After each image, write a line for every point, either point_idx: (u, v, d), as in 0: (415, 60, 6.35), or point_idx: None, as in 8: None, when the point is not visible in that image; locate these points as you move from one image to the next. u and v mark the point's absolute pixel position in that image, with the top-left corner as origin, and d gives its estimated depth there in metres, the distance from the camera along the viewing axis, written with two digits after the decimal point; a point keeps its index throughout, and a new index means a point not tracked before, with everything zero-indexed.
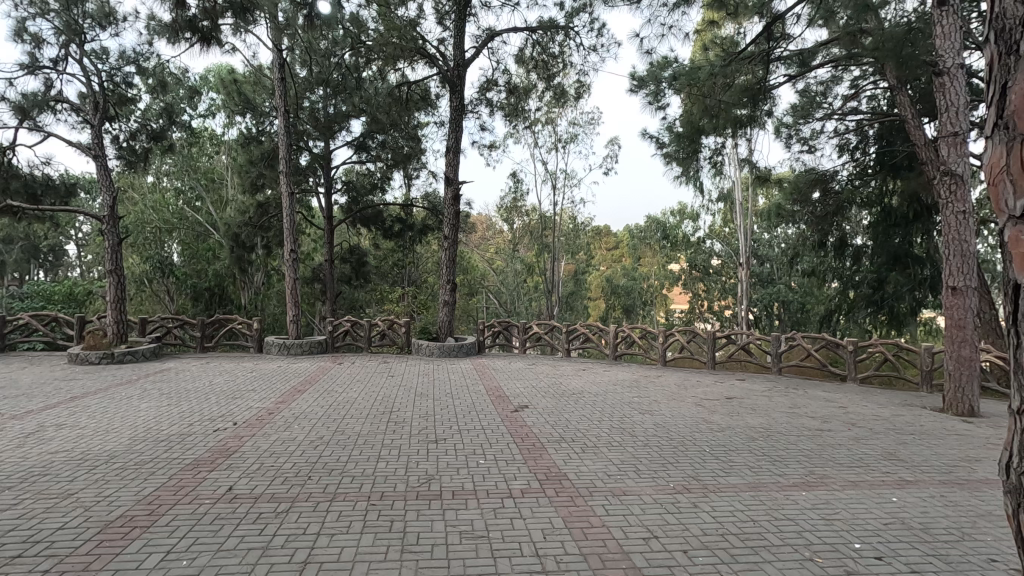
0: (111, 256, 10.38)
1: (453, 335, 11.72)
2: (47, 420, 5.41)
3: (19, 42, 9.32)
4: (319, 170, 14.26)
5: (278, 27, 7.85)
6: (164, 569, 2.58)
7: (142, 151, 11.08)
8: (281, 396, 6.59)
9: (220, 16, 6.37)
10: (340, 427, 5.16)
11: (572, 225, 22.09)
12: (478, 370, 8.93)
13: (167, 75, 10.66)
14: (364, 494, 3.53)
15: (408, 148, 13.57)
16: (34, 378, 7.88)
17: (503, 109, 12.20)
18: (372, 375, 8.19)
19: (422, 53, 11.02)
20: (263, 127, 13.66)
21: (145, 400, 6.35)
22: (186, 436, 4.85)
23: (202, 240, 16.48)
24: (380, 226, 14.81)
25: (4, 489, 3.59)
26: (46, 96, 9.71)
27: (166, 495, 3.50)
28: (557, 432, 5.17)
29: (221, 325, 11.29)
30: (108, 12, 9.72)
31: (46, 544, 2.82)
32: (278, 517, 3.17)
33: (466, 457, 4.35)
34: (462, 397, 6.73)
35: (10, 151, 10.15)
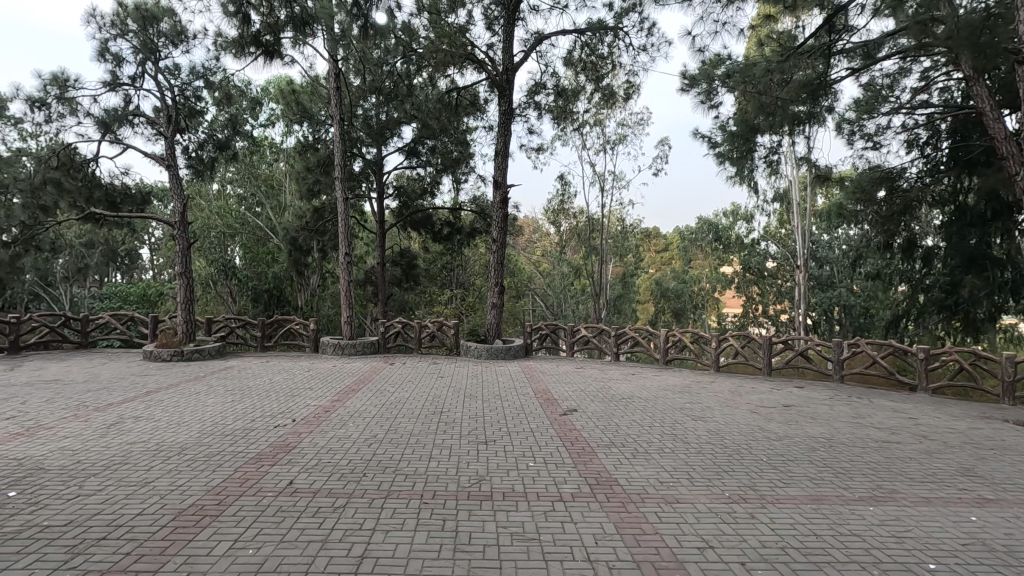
0: (182, 260, 11.04)
1: (501, 337, 11.76)
2: (125, 413, 5.80)
3: (102, 62, 10.07)
4: (372, 176, 14.69)
5: (333, 38, 8.15)
6: (232, 557, 2.72)
7: (209, 160, 11.71)
8: (336, 395, 6.81)
9: (283, 30, 6.67)
10: (392, 426, 5.28)
11: (620, 227, 21.88)
12: (527, 372, 8.94)
13: (231, 87, 11.23)
14: (416, 493, 3.60)
15: (457, 153, 13.83)
16: (114, 373, 8.47)
17: (551, 111, 12.17)
18: (422, 376, 8.35)
19: (471, 59, 11.20)
20: (319, 134, 14.17)
21: (211, 396, 6.71)
22: (250, 431, 5.09)
23: (262, 244, 17.25)
24: (430, 230, 15.09)
25: (90, 476, 3.88)
26: (125, 111, 10.43)
27: (233, 486, 3.68)
28: (607, 437, 5.12)
29: (280, 325, 11.77)
30: (180, 31, 10.34)
31: (127, 528, 3.03)
32: (336, 512, 3.28)
33: (516, 459, 4.37)
34: (511, 399, 6.77)
35: (93, 162, 10.95)
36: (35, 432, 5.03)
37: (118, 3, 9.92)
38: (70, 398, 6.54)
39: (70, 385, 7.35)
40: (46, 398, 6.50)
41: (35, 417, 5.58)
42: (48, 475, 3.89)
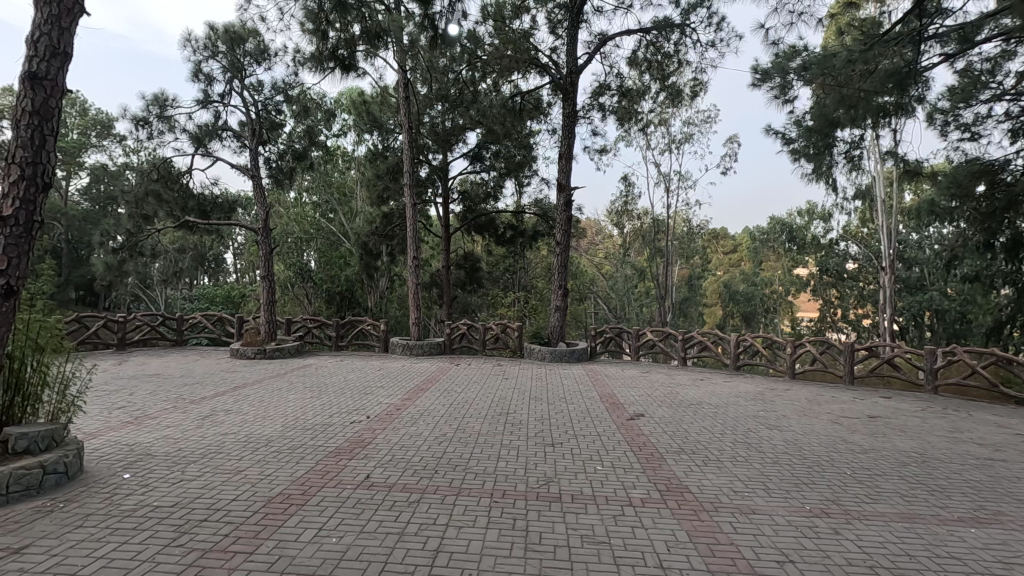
0: (264, 264, 11.77)
1: (565, 340, 11.71)
2: (217, 406, 6.27)
3: (196, 82, 10.94)
4: (437, 182, 15.09)
5: (402, 48, 8.42)
6: (317, 544, 2.89)
7: (288, 170, 12.40)
8: (407, 393, 7.06)
9: (358, 45, 7.01)
10: (461, 426, 5.41)
11: (686, 229, 21.34)
12: (592, 376, 8.87)
13: (308, 100, 11.92)
14: (486, 491, 3.68)
15: (520, 157, 14.00)
16: (205, 369, 9.15)
17: (616, 113, 12.02)
18: (488, 377, 8.49)
19: (536, 63, 11.28)
20: (389, 143, 14.71)
21: (292, 392, 7.13)
22: (328, 426, 5.37)
23: (335, 249, 18.10)
24: (494, 233, 15.26)
25: (191, 463, 4.23)
26: (215, 126, 11.26)
27: (315, 478, 3.91)
28: (676, 443, 5.01)
29: (353, 326, 12.30)
30: (263, 49, 11.04)
31: (224, 512, 3.29)
32: (410, 506, 3.41)
33: (584, 462, 4.36)
34: (577, 402, 6.77)
35: (187, 174, 11.89)
36: (142, 421, 5.53)
37: (210, 27, 10.77)
38: (169, 390, 7.16)
39: (169, 379, 8.01)
40: (150, 390, 7.13)
41: (141, 407, 6.15)
42: (155, 460, 4.29)
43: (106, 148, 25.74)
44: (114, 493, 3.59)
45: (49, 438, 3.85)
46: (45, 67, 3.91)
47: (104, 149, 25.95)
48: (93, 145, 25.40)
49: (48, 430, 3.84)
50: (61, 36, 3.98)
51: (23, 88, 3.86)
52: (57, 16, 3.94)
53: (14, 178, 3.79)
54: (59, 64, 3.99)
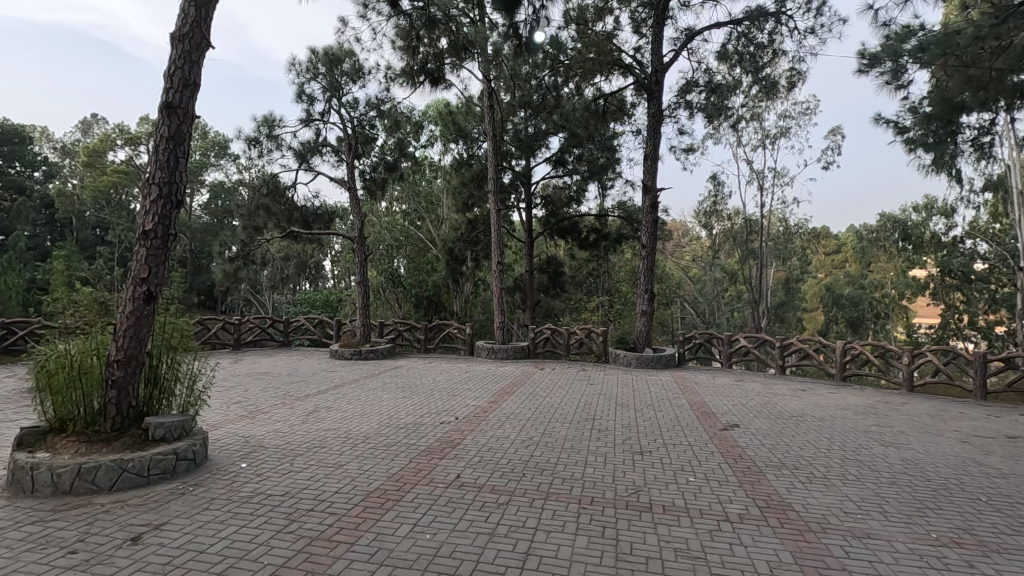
0: (360, 270, 12.45)
1: (651, 346, 11.39)
2: (319, 403, 6.72)
3: (300, 103, 11.84)
4: (521, 187, 15.28)
5: (487, 58, 8.60)
6: (413, 539, 3.01)
7: (380, 181, 13.05)
8: (493, 396, 7.18)
9: (446, 58, 7.27)
10: (547, 430, 5.41)
11: (782, 228, 20.11)
12: (680, 383, 8.56)
13: (398, 114, 12.56)
14: (575, 497, 3.66)
15: (603, 159, 13.83)
16: (307, 368, 9.83)
17: (704, 110, 11.51)
18: (573, 382, 8.44)
19: (619, 64, 11.12)
20: (473, 151, 15.09)
21: (386, 392, 7.48)
22: (420, 425, 5.58)
23: (422, 255, 18.82)
24: (577, 237, 15.20)
25: (298, 456, 4.56)
26: (316, 142, 12.12)
27: (408, 475, 4.06)
28: (775, 457, 4.71)
29: (440, 329, 12.72)
30: (358, 69, 11.75)
31: (328, 503, 3.52)
32: (500, 507, 3.46)
33: (675, 473, 4.20)
34: (666, 410, 6.55)
35: (292, 188, 12.87)
36: (256, 415, 6.05)
37: (311, 52, 11.63)
38: (278, 388, 7.76)
39: (276, 377, 8.68)
40: (262, 387, 7.78)
41: (255, 403, 6.72)
42: (268, 452, 4.66)
43: (223, 166, 28.51)
44: (234, 480, 3.96)
45: (181, 428, 4.30)
46: (178, 96, 4.40)
47: (221, 168, 28.75)
48: (213, 165, 28.25)
49: (180, 421, 4.29)
50: (192, 69, 4.47)
51: (161, 117, 4.37)
52: (188, 51, 4.44)
53: (154, 197, 4.29)
54: (190, 94, 4.47)
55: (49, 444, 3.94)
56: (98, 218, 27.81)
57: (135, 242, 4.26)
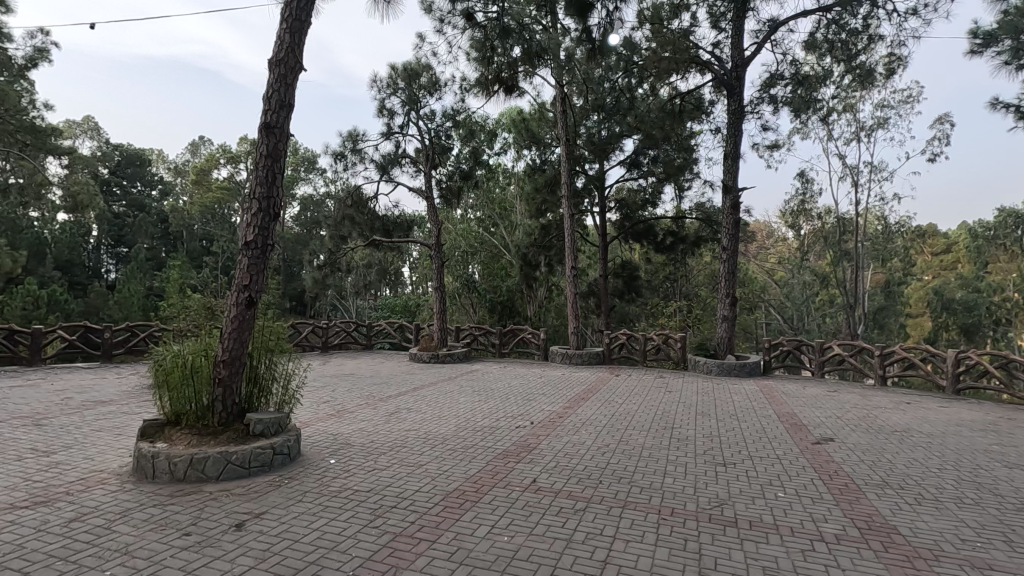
0: (437, 276, 12.82)
1: (734, 353, 10.89)
2: (400, 404, 6.99)
3: (381, 117, 12.43)
4: (594, 192, 15.16)
5: (560, 64, 8.62)
6: (491, 540, 3.05)
7: (456, 189, 13.42)
8: (568, 402, 7.16)
9: (520, 66, 7.33)
10: (623, 438, 5.32)
11: (881, 228, 18.60)
12: (766, 393, 8.10)
13: (473, 124, 12.88)
14: (654, 507, 3.57)
15: (680, 160, 13.40)
16: (389, 371, 10.25)
17: (791, 104, 10.87)
18: (650, 389, 8.24)
19: (696, 61, 10.77)
20: (546, 157, 15.16)
21: (463, 395, 7.66)
22: (496, 429, 5.66)
23: (496, 261, 19.13)
24: (653, 240, 14.84)
25: (381, 454, 4.77)
26: (396, 154, 12.66)
27: (486, 477, 4.14)
28: (876, 475, 4.34)
29: (514, 334, 12.88)
30: (435, 82, 12.17)
31: (410, 501, 3.66)
32: (577, 514, 3.43)
33: (762, 487, 3.98)
34: (751, 420, 6.23)
35: (373, 198, 13.52)
36: (343, 414, 6.39)
37: (391, 68, 12.17)
38: (363, 389, 8.16)
39: (361, 379, 9.12)
40: (348, 388, 8.21)
41: (342, 402, 7.11)
42: (355, 449, 4.92)
43: (312, 180, 30.44)
44: (324, 475, 4.21)
45: (277, 424, 4.63)
46: (275, 117, 4.76)
47: (310, 181, 30.72)
48: (303, 179, 30.23)
49: (277, 418, 4.61)
50: (287, 90, 4.82)
51: (261, 137, 4.75)
52: (284, 75, 4.80)
53: (254, 210, 4.67)
54: (285, 114, 4.83)
55: (168, 436, 4.38)
56: (205, 231, 30.56)
57: (238, 253, 4.65)
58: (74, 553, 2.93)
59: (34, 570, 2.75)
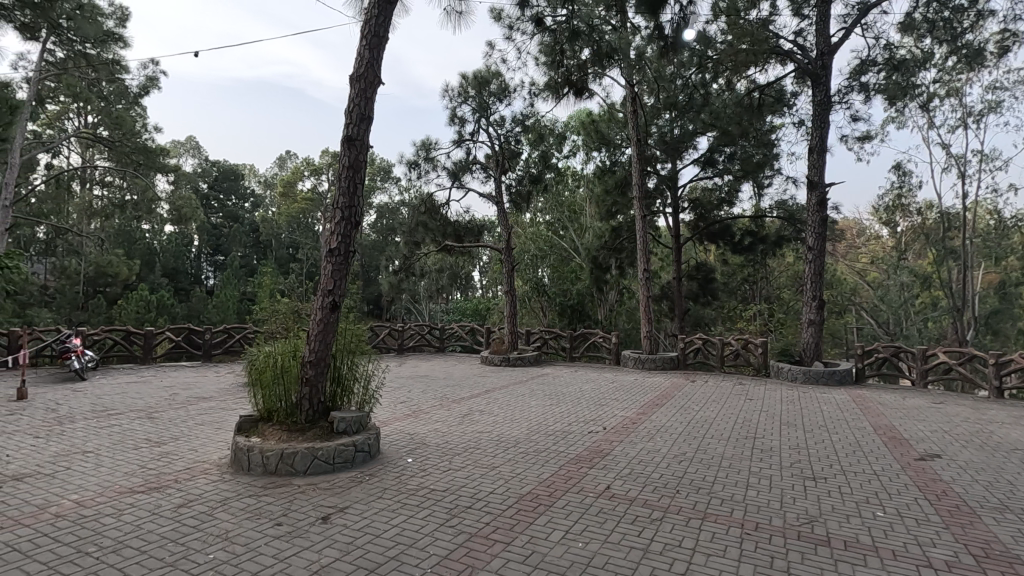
0: (507, 279, 12.94)
1: (821, 359, 10.21)
2: (473, 406, 7.11)
3: (453, 125, 12.74)
4: (667, 192, 14.76)
5: (630, 63, 8.48)
6: (565, 546, 3.03)
7: (526, 193, 13.50)
8: (641, 408, 6.98)
9: (590, 67, 7.27)
10: (701, 446, 5.12)
11: (993, 222, 16.82)
12: (859, 403, 7.52)
13: (542, 128, 12.93)
14: (737, 520, 3.40)
15: (759, 156, 12.75)
16: (461, 373, 10.46)
17: (884, 91, 10.06)
18: (729, 396, 7.88)
19: (777, 52, 10.23)
20: (617, 158, 14.93)
21: (534, 399, 7.66)
22: (568, 433, 5.62)
23: (566, 264, 19.03)
24: (730, 241, 14.21)
25: (456, 455, 4.87)
26: (467, 161, 12.93)
27: (559, 482, 4.12)
28: (993, 497, 3.91)
29: (585, 338, 12.77)
30: (505, 88, 12.34)
31: (485, 502, 3.71)
32: (654, 523, 3.34)
33: (857, 505, 3.69)
34: (843, 432, 5.81)
35: (445, 204, 13.88)
36: (419, 415, 6.58)
37: (462, 77, 12.45)
38: (437, 390, 8.37)
39: (436, 380, 9.37)
40: (423, 389, 8.46)
41: (418, 403, 7.32)
42: (430, 450, 5.05)
43: (387, 188, 31.70)
44: (402, 473, 4.35)
45: (359, 422, 4.84)
46: (356, 130, 5.00)
47: (386, 190, 32.01)
48: (379, 187, 31.53)
49: (359, 416, 4.83)
50: (366, 104, 5.05)
51: (343, 149, 5.01)
52: (364, 89, 5.03)
53: (337, 219, 4.92)
54: (365, 127, 5.06)
55: (261, 431, 4.69)
56: (291, 239, 32.56)
57: (322, 259, 4.91)
58: (182, 535, 3.21)
59: (150, 549, 3.03)
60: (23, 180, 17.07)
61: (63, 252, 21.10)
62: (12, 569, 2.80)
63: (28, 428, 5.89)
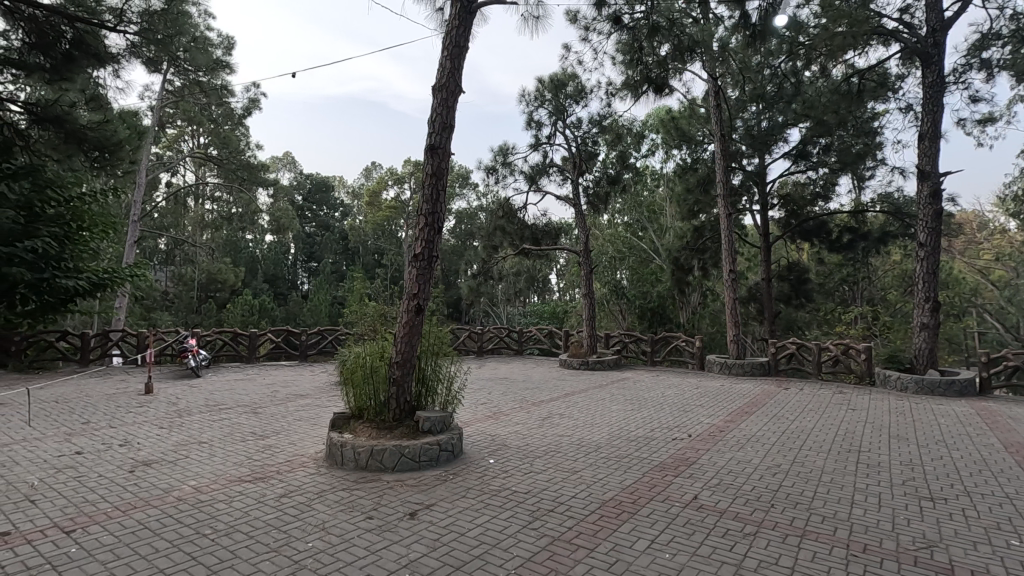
0: (585, 282, 12.80)
1: (937, 367, 9.23)
2: (553, 410, 7.10)
3: (530, 130, 12.84)
4: (754, 188, 14.02)
5: (714, 56, 8.13)
6: (652, 556, 2.95)
7: (603, 194, 13.33)
8: (729, 415, 6.64)
9: (670, 64, 7.06)
10: (798, 458, 4.79)
11: None
12: (984, 416, 6.73)
13: (619, 127, 12.72)
14: (842, 540, 3.15)
15: (860, 146, 11.80)
16: (540, 376, 10.47)
17: (1011, 66, 8.98)
18: (827, 405, 7.33)
19: (879, 32, 9.42)
20: (699, 154, 14.39)
21: (615, 403, 7.53)
22: (651, 440, 5.45)
23: (646, 266, 18.57)
24: (825, 238, 13.25)
25: (537, 458, 4.88)
26: (544, 164, 12.97)
27: (643, 489, 4.01)
28: None
29: (667, 342, 12.37)
30: (581, 89, 12.27)
31: (566, 506, 3.68)
32: (747, 538, 3.17)
33: (986, 531, 3.30)
34: (965, 448, 5.22)
35: (522, 209, 14.01)
36: (500, 417, 6.66)
37: (539, 81, 12.52)
38: (517, 393, 8.45)
39: (515, 383, 9.45)
40: (503, 391, 8.55)
41: (498, 405, 7.42)
42: (512, 451, 5.10)
43: (466, 194, 32.49)
44: (485, 474, 4.42)
45: (443, 422, 4.98)
46: (439, 138, 5.16)
47: (464, 196, 32.82)
48: (458, 193, 32.38)
49: (443, 416, 4.97)
50: (449, 113, 5.20)
51: (427, 157, 5.19)
52: (446, 98, 5.19)
53: (422, 225, 5.11)
54: (447, 135, 5.21)
55: (353, 428, 4.94)
56: (377, 246, 34.18)
57: (408, 264, 5.10)
58: (284, 524, 3.44)
59: (257, 535, 3.28)
60: (148, 197, 19.18)
61: (181, 261, 23.44)
62: (142, 544, 3.13)
63: (155, 420, 6.57)
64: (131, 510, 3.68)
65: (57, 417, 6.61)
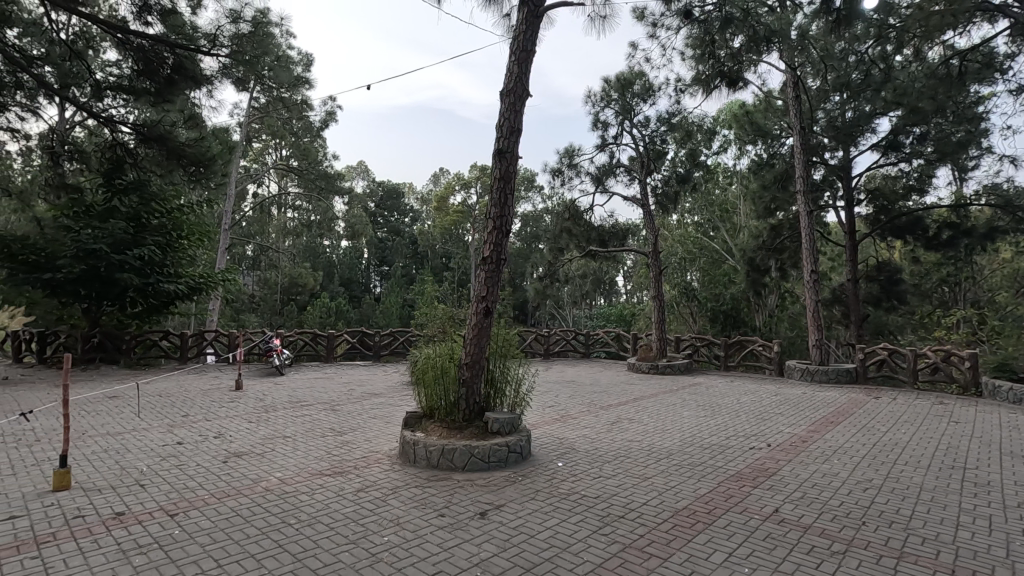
0: (654, 284, 12.48)
1: None
2: (622, 414, 6.97)
3: (596, 131, 12.72)
4: (837, 183, 13.15)
5: (792, 45, 7.70)
6: (730, 570, 2.82)
7: (672, 194, 12.96)
8: (812, 425, 6.25)
9: (744, 56, 6.77)
10: (892, 473, 4.43)
11: None
12: None
13: (689, 125, 12.35)
14: (946, 565, 2.88)
15: (960, 134, 10.79)
16: (608, 380, 10.32)
17: None
18: (926, 416, 6.73)
19: (983, 8, 8.58)
20: (775, 149, 13.69)
21: (687, 409, 7.29)
22: (726, 448, 5.23)
23: (718, 267, 17.88)
24: (921, 235, 12.21)
25: (606, 462, 4.81)
26: (611, 165, 12.80)
27: (718, 499, 3.85)
28: None
29: (742, 346, 11.84)
30: (649, 87, 12.03)
31: (637, 513, 3.60)
32: (835, 557, 2.97)
33: None
34: None
35: (589, 210, 13.88)
36: (567, 420, 6.63)
37: (605, 81, 12.38)
38: (584, 396, 8.37)
39: (583, 386, 9.36)
40: (571, 394, 8.49)
41: (566, 408, 7.38)
42: (580, 455, 5.06)
43: (531, 197, 32.61)
44: (554, 476, 4.42)
45: (512, 423, 5.02)
46: (507, 142, 5.22)
47: (530, 199, 32.96)
48: (524, 196, 32.56)
49: (512, 417, 5.01)
50: (516, 117, 5.25)
51: (495, 161, 5.26)
52: (513, 103, 5.25)
53: (491, 228, 5.18)
54: (515, 138, 5.26)
55: (426, 427, 5.08)
56: (445, 249, 34.99)
57: (477, 267, 5.18)
58: (361, 517, 3.59)
59: (337, 526, 3.44)
60: (237, 207, 20.65)
61: (266, 266, 25.05)
62: (235, 530, 3.38)
63: (245, 414, 7.06)
64: (225, 497, 3.97)
65: (162, 409, 7.25)
